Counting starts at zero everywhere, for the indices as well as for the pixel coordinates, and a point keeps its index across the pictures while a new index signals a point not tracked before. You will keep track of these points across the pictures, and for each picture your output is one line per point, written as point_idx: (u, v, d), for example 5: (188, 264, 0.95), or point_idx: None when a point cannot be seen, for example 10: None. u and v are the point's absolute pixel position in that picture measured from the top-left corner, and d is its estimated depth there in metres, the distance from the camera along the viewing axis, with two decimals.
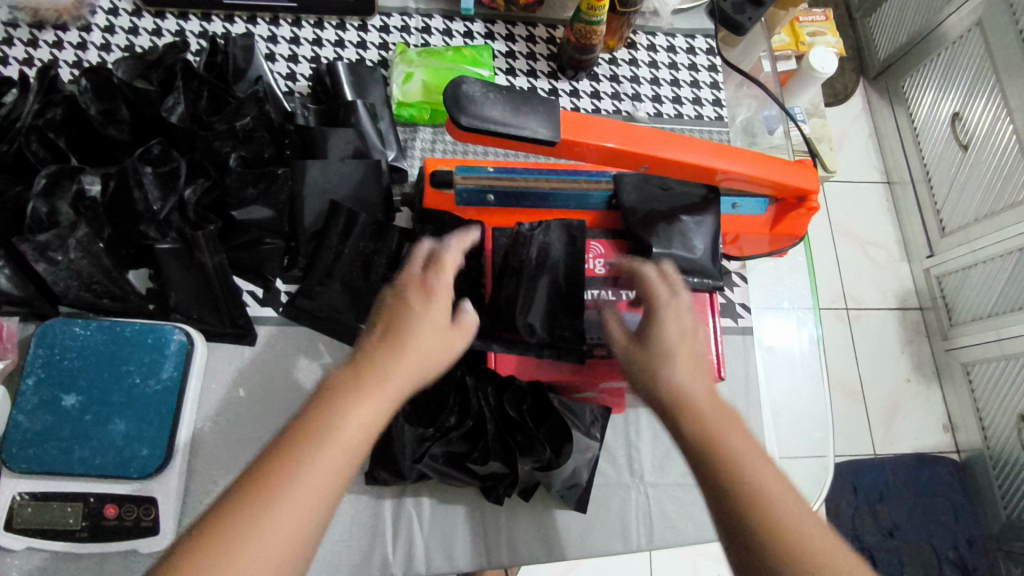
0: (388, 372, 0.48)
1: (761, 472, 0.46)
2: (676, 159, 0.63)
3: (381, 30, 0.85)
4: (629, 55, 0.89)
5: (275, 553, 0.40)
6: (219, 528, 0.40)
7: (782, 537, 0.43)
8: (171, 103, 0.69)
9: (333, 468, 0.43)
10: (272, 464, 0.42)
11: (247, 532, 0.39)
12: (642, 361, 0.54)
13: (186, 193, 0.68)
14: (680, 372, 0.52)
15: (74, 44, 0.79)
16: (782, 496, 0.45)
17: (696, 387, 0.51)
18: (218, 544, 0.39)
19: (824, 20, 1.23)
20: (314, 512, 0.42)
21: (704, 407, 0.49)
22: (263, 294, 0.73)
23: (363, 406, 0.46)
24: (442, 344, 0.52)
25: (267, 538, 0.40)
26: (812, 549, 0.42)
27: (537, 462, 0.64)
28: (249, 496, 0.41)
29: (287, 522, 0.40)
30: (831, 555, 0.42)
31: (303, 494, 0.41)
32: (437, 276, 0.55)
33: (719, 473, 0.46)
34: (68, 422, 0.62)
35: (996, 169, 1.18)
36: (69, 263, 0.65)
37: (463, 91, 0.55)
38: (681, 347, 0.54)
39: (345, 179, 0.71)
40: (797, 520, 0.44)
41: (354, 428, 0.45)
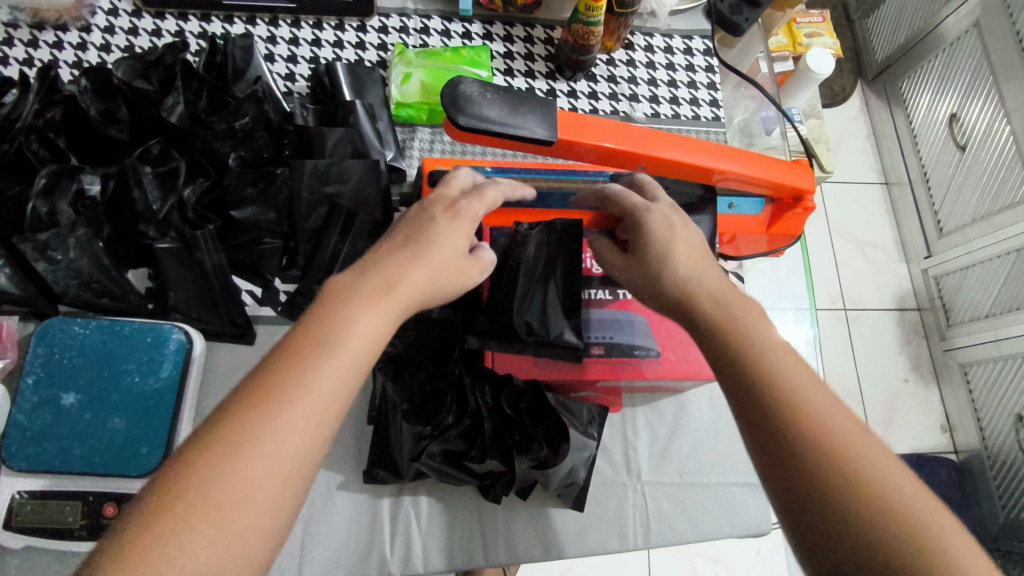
0: (402, 283, 0.46)
1: (793, 372, 0.42)
2: (673, 159, 0.63)
3: (380, 30, 0.86)
4: (626, 56, 0.89)
5: (281, 460, 0.36)
6: (217, 435, 0.36)
7: (843, 459, 0.37)
8: (171, 103, 0.69)
9: (340, 373, 0.40)
10: (288, 351, 0.40)
11: (252, 438, 0.36)
12: (639, 263, 0.55)
13: (185, 192, 0.68)
14: (678, 263, 0.52)
15: (74, 44, 0.79)
16: (818, 396, 0.41)
17: (701, 279, 0.51)
18: (219, 451, 0.35)
19: (821, 21, 1.23)
20: (322, 417, 0.38)
21: (716, 300, 0.49)
22: (262, 293, 0.74)
23: (376, 314, 0.43)
24: (458, 267, 0.51)
25: (273, 442, 0.36)
26: (852, 449, 0.38)
27: (534, 460, 0.64)
28: (250, 402, 0.37)
29: (292, 427, 0.37)
30: (873, 456, 0.38)
31: (310, 398, 0.38)
32: (463, 205, 0.54)
33: (748, 375, 0.42)
34: (68, 421, 0.63)
35: (993, 169, 1.18)
36: (69, 262, 0.65)
37: (460, 91, 0.55)
38: (679, 247, 0.53)
39: (343, 178, 0.71)
40: (836, 422, 0.39)
41: (366, 333, 0.42)
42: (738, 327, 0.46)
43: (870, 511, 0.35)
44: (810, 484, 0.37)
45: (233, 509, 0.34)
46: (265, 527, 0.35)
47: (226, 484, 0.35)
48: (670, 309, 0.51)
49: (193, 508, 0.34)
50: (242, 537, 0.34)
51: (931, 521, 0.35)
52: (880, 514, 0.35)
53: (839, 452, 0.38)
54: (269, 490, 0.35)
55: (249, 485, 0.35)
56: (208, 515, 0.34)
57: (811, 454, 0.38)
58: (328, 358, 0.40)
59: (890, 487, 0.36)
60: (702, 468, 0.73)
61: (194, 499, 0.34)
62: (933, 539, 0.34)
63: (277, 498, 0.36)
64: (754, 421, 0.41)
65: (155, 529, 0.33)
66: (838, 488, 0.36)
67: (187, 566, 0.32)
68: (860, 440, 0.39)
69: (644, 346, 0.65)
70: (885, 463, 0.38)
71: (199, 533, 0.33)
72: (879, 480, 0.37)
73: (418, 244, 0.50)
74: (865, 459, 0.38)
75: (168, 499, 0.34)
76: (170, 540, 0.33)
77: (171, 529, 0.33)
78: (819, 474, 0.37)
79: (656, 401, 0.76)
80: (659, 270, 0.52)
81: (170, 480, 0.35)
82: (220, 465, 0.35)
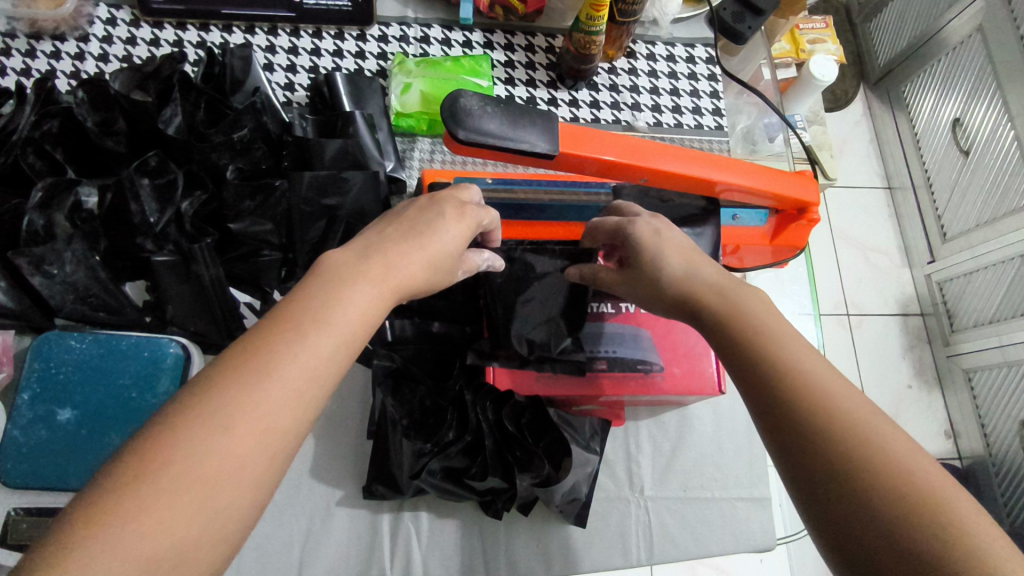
0: (396, 271, 0.45)
1: (797, 353, 0.42)
2: (676, 171, 0.62)
3: (380, 39, 0.85)
4: (628, 64, 0.88)
5: (266, 439, 0.35)
6: (200, 406, 0.35)
7: (871, 451, 0.36)
8: (168, 115, 0.68)
9: (331, 355, 0.39)
10: (286, 325, 0.39)
11: (237, 414, 0.35)
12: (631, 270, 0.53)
13: (182, 205, 0.68)
14: (670, 262, 0.51)
15: (72, 54, 0.78)
16: (827, 373, 0.40)
17: (697, 274, 0.49)
18: (202, 424, 0.34)
19: (824, 28, 1.23)
20: (308, 399, 0.38)
21: (718, 291, 0.48)
22: (260, 305, 0.74)
23: (369, 299, 0.43)
24: (449, 264, 0.51)
25: (256, 419, 0.35)
26: (862, 424, 0.37)
27: (536, 477, 0.63)
28: (239, 375, 0.36)
29: (279, 407, 0.36)
30: (886, 428, 0.37)
31: (301, 377, 0.37)
32: (465, 207, 0.54)
33: (753, 361, 0.42)
34: (64, 437, 0.62)
35: (997, 173, 1.17)
36: (65, 276, 0.64)
37: (461, 104, 0.54)
38: (674, 252, 0.51)
39: (344, 190, 0.71)
40: (845, 399, 0.39)
41: (358, 317, 0.42)
42: (742, 312, 0.45)
43: (887, 485, 0.35)
44: (822, 463, 0.37)
45: (214, 481, 0.33)
46: (244, 503, 0.34)
47: (208, 457, 0.33)
48: (672, 307, 0.50)
49: (170, 479, 0.32)
50: (219, 511, 0.33)
51: (948, 492, 0.34)
52: (896, 487, 0.35)
53: (845, 429, 0.37)
54: (251, 467, 0.35)
55: (232, 459, 0.34)
56: (186, 488, 0.32)
57: (821, 435, 0.37)
58: (320, 339, 0.39)
59: (903, 458, 0.36)
60: (706, 483, 0.72)
61: (183, 466, 0.33)
62: (950, 510, 0.34)
63: (258, 477, 0.35)
64: (766, 408, 0.40)
65: (128, 497, 0.32)
66: (847, 464, 0.36)
67: (159, 538, 0.31)
68: (867, 414, 0.38)
69: (647, 361, 0.64)
70: (898, 436, 0.37)
71: (175, 505, 0.32)
72: (890, 451, 0.36)
73: (416, 232, 0.49)
74: (875, 432, 0.37)
75: (145, 467, 0.32)
76: (144, 508, 0.31)
77: (144, 499, 0.32)
78: (825, 452, 0.37)
79: (659, 415, 0.75)
80: (654, 273, 0.51)
81: (147, 449, 0.33)
82: (202, 438, 0.34)
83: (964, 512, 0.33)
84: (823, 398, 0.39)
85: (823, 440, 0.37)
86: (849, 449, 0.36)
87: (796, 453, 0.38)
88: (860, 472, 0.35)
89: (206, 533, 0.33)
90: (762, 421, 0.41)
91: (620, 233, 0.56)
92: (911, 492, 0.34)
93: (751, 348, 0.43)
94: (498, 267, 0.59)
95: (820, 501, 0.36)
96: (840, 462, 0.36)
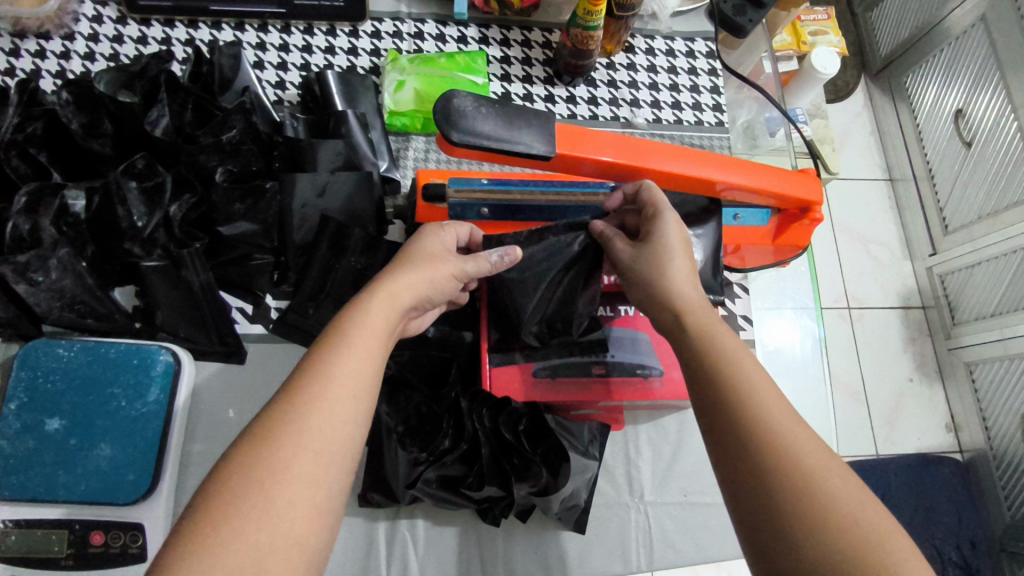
0: (401, 292, 0.51)
1: (754, 374, 0.45)
2: (676, 172, 0.60)
3: (373, 35, 0.83)
4: (627, 59, 0.87)
5: (314, 456, 0.40)
6: (256, 435, 0.41)
7: (814, 498, 0.39)
8: (155, 116, 0.66)
9: (355, 374, 0.44)
10: (316, 355, 0.45)
11: (285, 438, 0.40)
12: (636, 257, 0.56)
13: (171, 208, 0.66)
14: (675, 266, 0.53)
15: (58, 53, 0.77)
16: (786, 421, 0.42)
17: (687, 283, 0.53)
18: (255, 452, 0.40)
19: (826, 19, 1.20)
20: (345, 416, 0.43)
21: (704, 310, 0.51)
22: (252, 310, 0.72)
23: (382, 326, 0.49)
24: (436, 257, 0.55)
25: (302, 439, 0.40)
26: (798, 445, 0.41)
27: (533, 486, 0.61)
28: (280, 407, 0.42)
29: (319, 426, 0.41)
30: (819, 451, 0.41)
31: (335, 399, 0.43)
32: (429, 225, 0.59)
33: (708, 381, 0.45)
34: (52, 447, 0.61)
35: (1000, 165, 1.16)
36: (51, 283, 0.62)
37: (453, 105, 0.52)
38: (682, 247, 0.55)
39: (336, 192, 0.70)
40: (790, 423, 0.42)
41: (373, 339, 0.47)
42: (707, 331, 0.48)
43: (810, 504, 0.38)
44: (760, 479, 0.40)
45: (275, 500, 0.38)
46: (307, 514, 0.39)
47: (266, 479, 0.38)
48: (661, 305, 0.52)
49: (237, 499, 0.38)
50: (285, 524, 0.38)
51: (863, 516, 0.38)
52: (819, 507, 0.38)
53: (781, 449, 0.41)
54: (303, 479, 0.39)
55: (286, 478, 0.39)
56: (250, 505, 0.37)
57: (763, 452, 0.41)
58: (342, 362, 0.44)
59: (830, 480, 0.39)
60: (707, 488, 0.71)
61: (250, 486, 0.38)
62: (859, 531, 0.37)
63: (311, 483, 0.39)
64: (715, 424, 0.44)
65: (206, 523, 0.37)
66: (778, 483, 0.39)
67: (240, 548, 0.36)
68: (805, 438, 0.41)
69: (645, 365, 0.65)
70: (827, 458, 0.41)
71: (243, 525, 0.37)
72: (822, 471, 0.40)
73: (408, 258, 0.54)
74: (806, 455, 0.40)
75: (214, 496, 0.38)
76: (219, 530, 0.36)
77: (218, 525, 0.37)
78: (767, 468, 0.40)
79: (659, 419, 0.73)
80: (661, 263, 0.54)
81: (221, 477, 0.39)
82: (258, 464, 0.39)
83: (870, 531, 0.37)
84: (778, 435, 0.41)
85: (775, 480, 0.40)
86: (785, 469, 0.40)
87: (742, 468, 0.41)
88: (788, 490, 0.39)
89: (280, 545, 0.37)
90: (713, 438, 0.44)
91: (650, 220, 0.57)
92: (828, 513, 0.38)
93: (710, 368, 0.46)
94: (515, 252, 0.58)
95: (751, 515, 0.40)
96: (780, 481, 0.39)
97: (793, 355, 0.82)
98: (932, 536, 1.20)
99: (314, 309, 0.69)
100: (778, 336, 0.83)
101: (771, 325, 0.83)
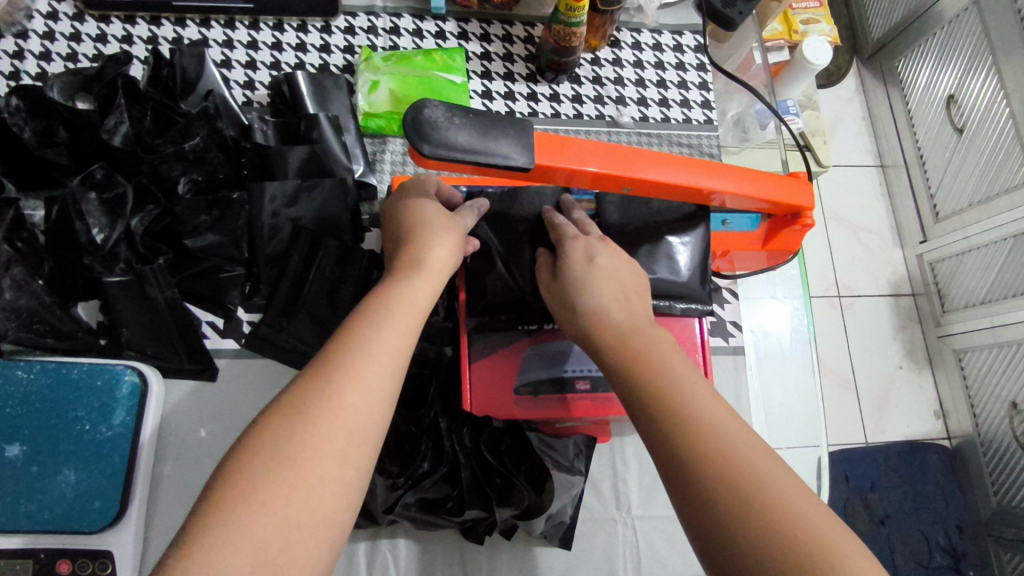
0: (424, 266, 0.51)
1: (697, 396, 0.43)
2: (662, 179, 0.57)
3: (346, 31, 0.79)
4: (612, 54, 0.83)
5: (348, 435, 0.39)
6: (289, 403, 0.40)
7: (751, 499, 0.37)
8: (113, 123, 0.62)
9: (391, 357, 0.43)
10: (350, 330, 0.44)
11: (321, 411, 0.39)
12: (554, 289, 0.56)
13: (133, 221, 0.62)
14: (582, 297, 0.53)
15: (11, 53, 0.72)
16: (728, 430, 0.41)
17: (614, 310, 0.52)
18: (289, 425, 0.38)
19: (818, 6, 1.17)
20: (380, 397, 0.42)
21: (648, 337, 0.49)
22: (223, 324, 0.69)
23: (418, 307, 0.48)
24: (451, 225, 0.56)
25: (338, 415, 0.39)
26: (749, 465, 0.39)
27: (516, 509, 0.59)
28: (314, 380, 0.41)
29: (352, 400, 0.40)
30: (771, 469, 0.39)
31: (370, 377, 0.42)
32: (418, 195, 0.58)
33: (649, 408, 0.43)
34: (12, 476, 0.58)
35: (991, 151, 1.14)
36: (6, 303, 0.60)
37: (424, 116, 0.49)
38: (596, 274, 0.54)
39: (309, 201, 0.67)
40: (742, 444, 0.40)
41: (404, 319, 0.46)
42: (634, 347, 0.48)
43: (764, 524, 0.36)
44: (708, 505, 0.37)
45: (306, 475, 0.37)
46: (336, 492, 0.38)
47: (298, 453, 0.37)
48: (592, 345, 0.51)
49: (266, 467, 0.37)
50: (314, 497, 0.37)
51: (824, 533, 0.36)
52: (761, 508, 0.36)
53: (719, 452, 0.39)
54: (333, 453, 0.38)
55: (319, 451, 0.38)
56: (280, 474, 0.36)
57: (700, 458, 0.39)
58: (377, 342, 0.43)
59: (784, 498, 0.37)
60: None
61: (280, 455, 0.37)
62: (799, 527, 0.35)
63: (341, 459, 0.38)
64: (660, 450, 0.41)
65: (233, 496, 0.35)
66: (732, 505, 0.37)
67: (268, 519, 0.35)
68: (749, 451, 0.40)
69: None
70: (780, 475, 0.39)
71: (271, 495, 0.36)
72: (770, 486, 0.38)
73: (426, 235, 0.54)
74: (758, 471, 0.38)
75: (243, 463, 0.37)
76: (247, 503, 0.35)
77: (246, 499, 0.35)
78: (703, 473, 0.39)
79: None
80: (570, 300, 0.54)
81: (252, 443, 0.38)
82: (290, 434, 0.38)
83: (831, 550, 0.35)
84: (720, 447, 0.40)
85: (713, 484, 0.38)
86: (732, 490, 0.37)
87: (689, 492, 0.39)
88: (738, 511, 0.36)
89: (308, 523, 0.36)
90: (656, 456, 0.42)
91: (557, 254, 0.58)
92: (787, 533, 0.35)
93: (652, 395, 0.44)
94: (484, 207, 0.61)
95: (707, 542, 0.37)
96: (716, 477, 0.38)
97: (783, 342, 0.80)
98: (920, 524, 1.20)
99: (287, 322, 0.66)
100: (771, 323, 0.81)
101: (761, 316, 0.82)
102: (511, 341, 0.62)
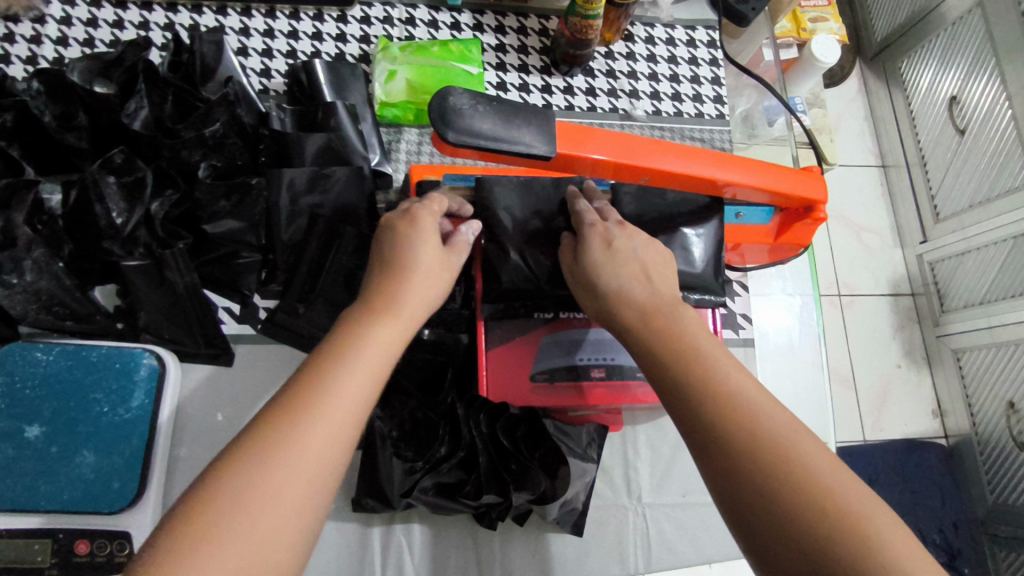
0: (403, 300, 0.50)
1: (726, 372, 0.44)
2: (678, 170, 0.58)
3: (362, 21, 0.80)
4: (625, 48, 0.84)
5: (308, 483, 0.38)
6: (255, 439, 0.38)
7: (785, 468, 0.38)
8: (133, 108, 0.64)
9: (359, 403, 0.42)
10: (322, 365, 0.43)
11: (284, 452, 0.38)
12: (575, 272, 0.57)
13: (152, 206, 0.63)
14: (606, 279, 0.54)
15: (28, 37, 0.72)
16: (766, 404, 0.41)
17: (639, 291, 0.53)
18: (251, 464, 0.37)
19: (827, 5, 1.18)
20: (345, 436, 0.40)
21: (678, 319, 0.49)
22: (240, 310, 0.70)
23: (394, 341, 0.47)
24: (442, 263, 0.54)
25: (300, 456, 0.38)
26: (781, 438, 0.39)
27: (532, 494, 0.60)
28: (281, 416, 0.39)
29: (318, 440, 0.39)
30: (803, 443, 0.39)
31: (337, 416, 0.40)
32: (423, 213, 0.56)
33: (677, 386, 0.44)
34: (32, 456, 0.58)
35: (993, 153, 1.15)
36: (27, 285, 0.60)
37: (450, 103, 0.50)
38: (621, 258, 0.55)
39: (328, 190, 0.67)
40: (774, 421, 0.40)
41: (376, 356, 0.45)
42: (667, 326, 0.49)
43: (794, 495, 0.37)
44: (738, 478, 0.38)
45: (262, 520, 0.35)
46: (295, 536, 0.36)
47: (257, 494, 0.36)
48: (618, 325, 0.52)
49: (223, 511, 0.35)
50: (271, 542, 0.35)
51: (858, 506, 0.36)
52: (795, 476, 0.37)
53: (754, 424, 0.40)
54: (293, 495, 0.37)
55: (278, 494, 0.36)
56: (237, 517, 0.35)
57: (735, 428, 0.40)
58: (346, 380, 0.42)
59: (818, 470, 0.38)
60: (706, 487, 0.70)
61: (239, 498, 0.35)
62: (834, 499, 0.36)
63: (303, 501, 0.37)
64: (692, 430, 0.42)
65: (180, 547, 0.33)
66: (764, 480, 0.38)
67: (221, 565, 0.33)
68: (788, 424, 0.40)
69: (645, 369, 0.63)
70: (813, 449, 0.39)
71: (226, 540, 0.34)
72: (803, 460, 0.38)
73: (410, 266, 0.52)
74: (794, 442, 0.39)
75: (203, 501, 0.35)
76: (200, 548, 0.34)
77: (193, 552, 0.33)
78: (739, 440, 0.40)
79: (658, 419, 0.72)
80: (593, 284, 0.54)
81: (212, 480, 0.36)
82: (251, 473, 0.36)
83: (868, 521, 0.35)
84: (760, 418, 0.40)
85: (743, 451, 0.39)
86: (766, 465, 0.38)
87: (719, 467, 0.39)
88: (773, 484, 0.37)
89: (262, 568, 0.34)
90: (683, 423, 0.43)
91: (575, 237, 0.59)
92: (820, 504, 0.36)
93: (682, 372, 0.45)
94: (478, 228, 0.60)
95: (742, 513, 0.38)
96: (749, 439, 0.39)
97: (793, 334, 0.81)
98: (917, 520, 1.21)
99: (304, 309, 0.66)
100: (768, 321, 0.82)
101: (764, 310, 0.82)
102: (529, 328, 0.63)
